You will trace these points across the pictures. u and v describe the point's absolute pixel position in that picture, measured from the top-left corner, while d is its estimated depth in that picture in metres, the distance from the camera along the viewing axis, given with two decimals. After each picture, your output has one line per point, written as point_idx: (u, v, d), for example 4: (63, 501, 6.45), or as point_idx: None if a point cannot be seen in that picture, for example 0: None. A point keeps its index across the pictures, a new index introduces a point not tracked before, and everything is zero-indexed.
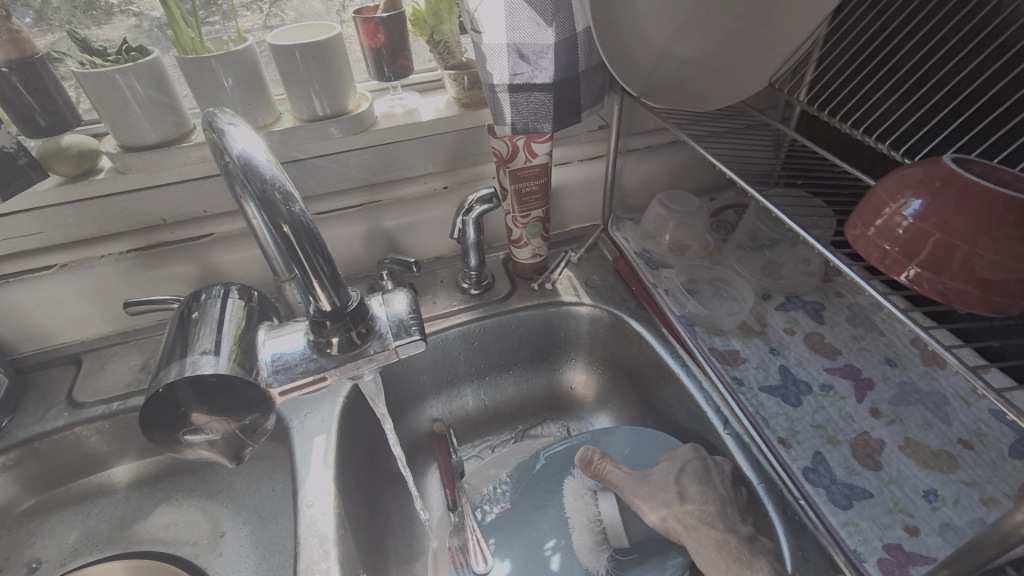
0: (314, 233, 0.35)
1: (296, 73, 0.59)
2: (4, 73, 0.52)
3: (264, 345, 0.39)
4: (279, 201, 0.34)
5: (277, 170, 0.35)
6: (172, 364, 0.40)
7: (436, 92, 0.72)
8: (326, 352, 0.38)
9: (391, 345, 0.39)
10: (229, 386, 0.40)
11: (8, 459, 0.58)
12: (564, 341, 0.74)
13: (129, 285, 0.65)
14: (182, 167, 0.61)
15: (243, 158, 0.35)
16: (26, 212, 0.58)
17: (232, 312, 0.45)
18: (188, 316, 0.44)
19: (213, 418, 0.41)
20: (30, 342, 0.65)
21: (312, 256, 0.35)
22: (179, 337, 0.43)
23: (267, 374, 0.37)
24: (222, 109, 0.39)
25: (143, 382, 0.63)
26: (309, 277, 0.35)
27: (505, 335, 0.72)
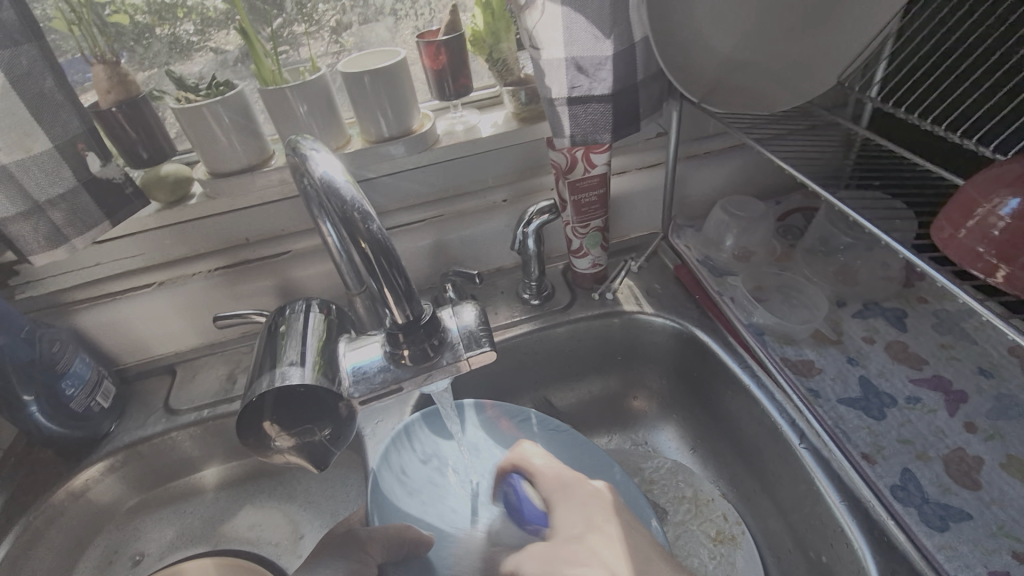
0: (389, 249, 0.36)
1: (364, 98, 0.62)
2: (113, 112, 0.58)
3: (345, 356, 0.40)
4: (358, 220, 0.36)
5: (354, 191, 0.37)
6: (264, 373, 0.44)
7: (494, 108, 0.74)
8: (401, 363, 0.39)
9: (462, 356, 0.39)
10: (311, 400, 0.45)
11: (116, 460, 0.64)
12: (626, 352, 0.74)
13: (218, 300, 0.70)
14: (263, 190, 0.65)
15: (325, 179, 0.37)
16: (131, 236, 0.64)
17: (313, 324, 0.48)
18: (276, 329, 0.48)
19: (302, 423, 0.45)
20: (132, 354, 0.72)
21: (386, 270, 0.36)
22: (269, 348, 0.46)
23: (348, 382, 0.39)
24: (304, 135, 0.42)
25: (230, 391, 0.68)
26: (385, 291, 0.37)
27: (568, 342, 0.72)
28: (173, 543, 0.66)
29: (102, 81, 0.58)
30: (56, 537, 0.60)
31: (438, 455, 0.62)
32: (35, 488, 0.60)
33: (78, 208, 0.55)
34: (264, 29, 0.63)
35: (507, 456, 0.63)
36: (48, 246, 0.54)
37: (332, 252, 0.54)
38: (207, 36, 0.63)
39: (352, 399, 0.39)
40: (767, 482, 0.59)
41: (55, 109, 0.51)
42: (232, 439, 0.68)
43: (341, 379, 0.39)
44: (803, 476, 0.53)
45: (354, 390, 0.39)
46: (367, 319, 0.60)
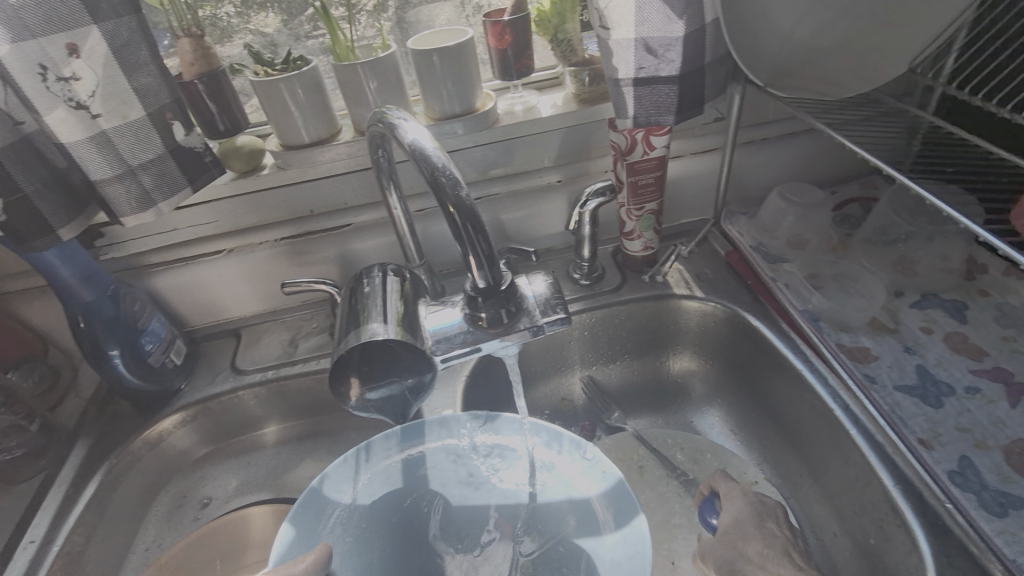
0: (475, 214, 0.38)
1: (431, 75, 0.64)
2: (196, 83, 0.62)
3: (425, 318, 0.42)
4: (446, 185, 0.37)
5: (442, 157, 0.39)
6: (352, 334, 0.47)
7: (553, 88, 0.75)
8: (480, 325, 0.41)
9: (541, 322, 0.41)
10: (392, 359, 0.52)
11: (188, 414, 0.68)
12: (676, 334, 0.75)
13: (284, 266, 0.74)
14: (331, 163, 0.68)
15: (414, 145, 0.40)
16: (207, 203, 0.67)
17: (387, 287, 0.51)
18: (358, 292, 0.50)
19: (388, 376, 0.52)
20: (200, 316, 0.76)
21: (472, 234, 0.38)
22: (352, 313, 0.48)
23: (431, 340, 0.42)
24: (391, 108, 0.45)
25: (292, 354, 0.71)
26: (469, 255, 0.38)
27: (617, 322, 0.74)
28: (238, 490, 0.69)
29: (188, 54, 0.61)
30: (136, 480, 0.64)
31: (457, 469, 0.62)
32: (116, 434, 0.65)
33: (165, 172, 0.58)
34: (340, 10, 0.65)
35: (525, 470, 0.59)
36: (138, 208, 0.57)
37: (397, 223, 0.62)
38: (246, 19, 0.65)
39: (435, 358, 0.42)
40: (817, 469, 0.60)
41: (147, 80, 0.55)
42: (293, 399, 0.71)
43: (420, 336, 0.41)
44: (857, 458, 0.53)
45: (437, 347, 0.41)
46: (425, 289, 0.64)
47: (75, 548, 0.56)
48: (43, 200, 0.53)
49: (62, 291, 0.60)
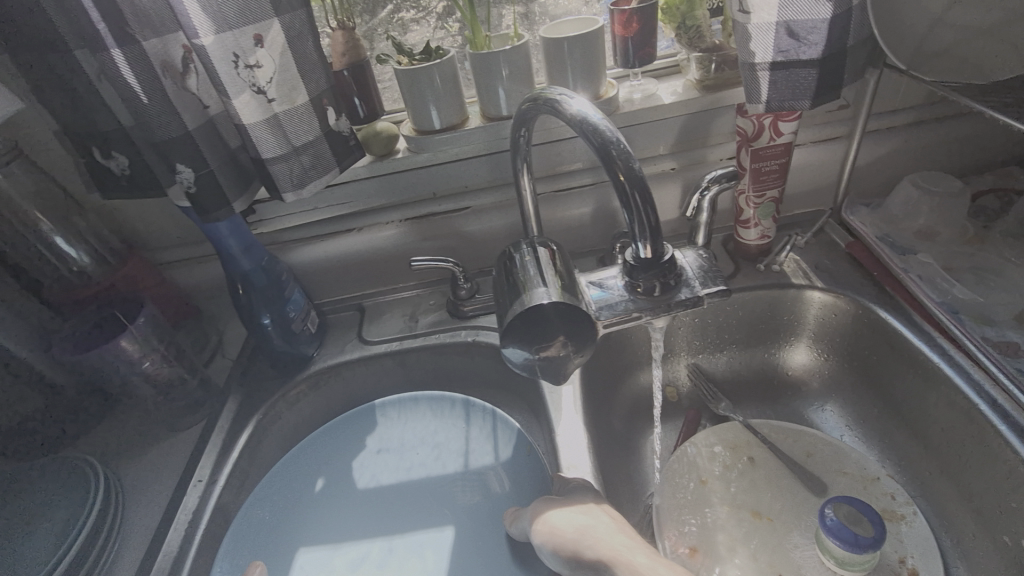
0: (645, 184, 0.39)
1: (560, 63, 0.66)
2: (345, 73, 0.67)
3: (587, 286, 0.45)
4: (616, 156, 0.39)
5: (612, 129, 0.41)
6: (514, 303, 0.43)
7: (672, 77, 0.76)
8: (640, 295, 0.42)
9: (702, 294, 0.41)
10: (541, 323, 0.42)
11: (322, 378, 0.74)
12: (791, 325, 0.73)
13: (406, 246, 0.78)
14: (460, 148, 0.71)
15: (581, 118, 0.42)
16: (344, 184, 0.72)
17: (542, 255, 0.47)
18: (510, 268, 0.47)
19: (540, 336, 0.43)
20: (327, 291, 0.82)
21: (640, 204, 0.39)
22: (507, 288, 0.45)
23: (592, 307, 0.43)
24: (550, 87, 0.48)
25: (414, 328, 0.76)
26: (635, 225, 0.40)
27: (729, 309, 0.74)
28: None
29: (341, 45, 0.66)
30: (278, 435, 0.70)
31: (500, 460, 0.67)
32: (261, 393, 0.71)
33: (320, 153, 0.63)
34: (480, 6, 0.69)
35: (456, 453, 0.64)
36: (297, 185, 0.63)
37: (524, 204, 0.64)
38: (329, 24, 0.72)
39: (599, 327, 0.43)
40: (954, 467, 0.58)
41: (311, 68, 0.60)
42: (413, 371, 0.76)
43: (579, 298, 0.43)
44: (1008, 456, 0.51)
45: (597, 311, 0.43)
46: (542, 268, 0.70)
47: (233, 492, 0.62)
48: (224, 176, 0.59)
49: (228, 260, 0.66)
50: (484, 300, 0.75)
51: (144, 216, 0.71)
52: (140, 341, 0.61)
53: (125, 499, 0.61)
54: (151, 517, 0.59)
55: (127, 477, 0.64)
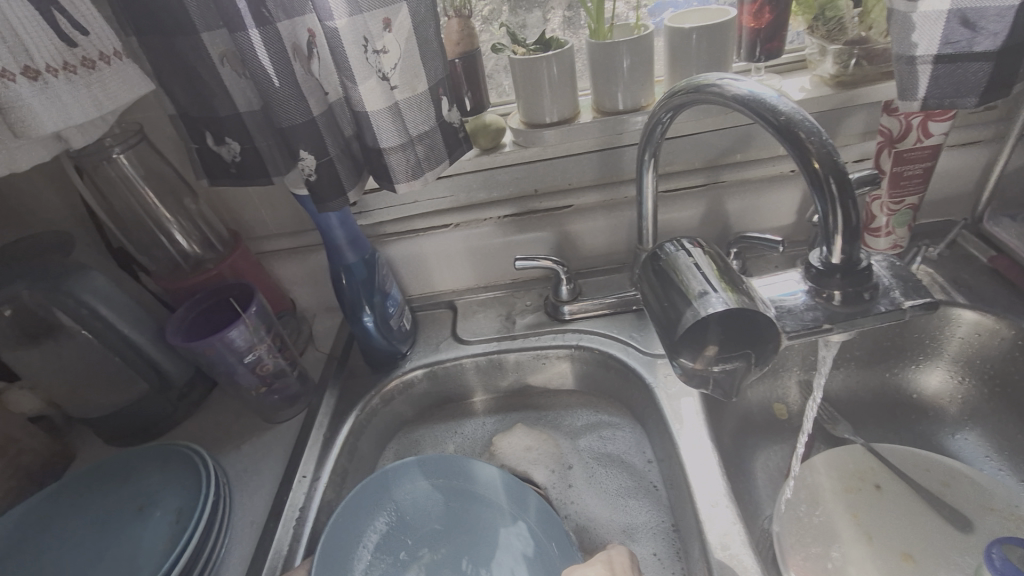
0: (843, 168, 0.35)
1: (685, 54, 0.62)
2: (456, 62, 0.65)
3: (761, 288, 0.41)
4: (804, 135, 0.36)
5: (796, 109, 0.37)
6: (678, 314, 0.40)
7: (795, 74, 0.71)
8: (829, 303, 0.38)
9: (905, 304, 0.36)
10: (709, 331, 0.40)
11: (416, 377, 0.72)
12: (933, 352, 0.67)
13: (503, 244, 0.75)
14: (569, 143, 0.68)
15: (753, 99, 0.39)
16: (448, 178, 0.70)
17: (697, 256, 0.43)
18: (660, 268, 0.44)
19: (707, 346, 0.40)
20: (418, 287, 0.80)
21: (837, 193, 0.35)
22: (665, 290, 0.42)
23: (769, 308, 0.38)
24: (700, 76, 0.44)
25: (511, 329, 0.73)
26: (829, 216, 0.36)
27: (866, 338, 0.69)
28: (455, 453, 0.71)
29: (456, 34, 0.64)
30: (371, 433, 0.68)
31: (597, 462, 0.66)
32: (357, 390, 0.69)
33: (433, 145, 0.60)
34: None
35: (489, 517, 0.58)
36: (412, 176, 0.59)
37: (642, 200, 0.61)
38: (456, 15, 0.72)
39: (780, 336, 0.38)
40: None
41: (432, 56, 0.58)
42: (509, 373, 0.73)
43: (751, 296, 0.39)
44: None
45: (775, 312, 0.38)
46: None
47: (333, 491, 0.60)
48: (340, 165, 0.57)
49: (333, 253, 0.65)
50: (585, 304, 0.72)
51: (249, 203, 0.70)
52: (251, 331, 0.60)
53: (231, 491, 0.61)
54: (257, 512, 0.58)
55: (230, 469, 0.63)
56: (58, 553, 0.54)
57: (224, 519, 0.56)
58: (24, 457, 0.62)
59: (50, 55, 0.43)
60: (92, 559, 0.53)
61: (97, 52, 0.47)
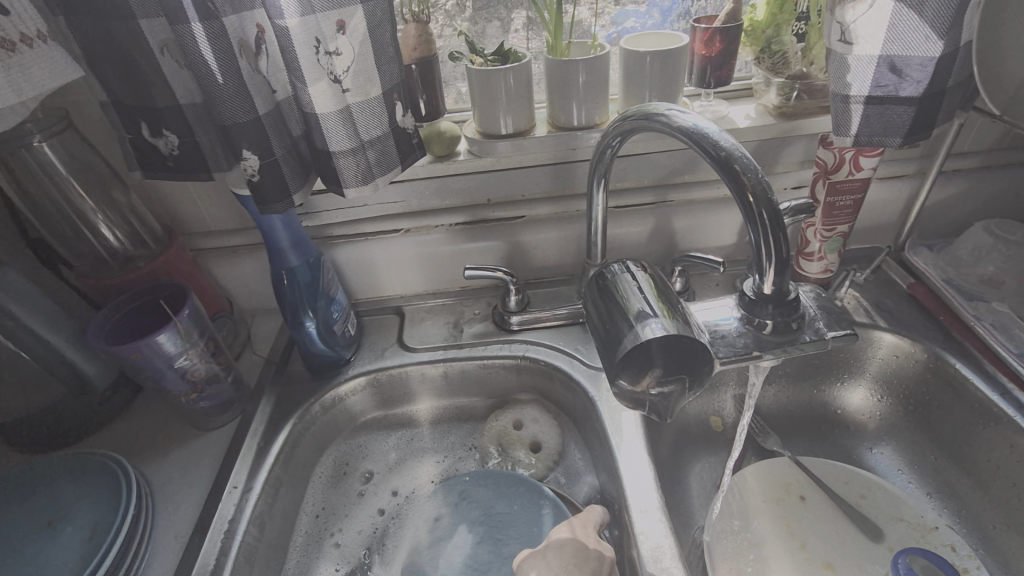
0: (774, 201, 0.37)
1: (640, 76, 0.64)
2: (413, 68, 0.64)
3: (698, 312, 0.42)
4: (739, 170, 0.37)
5: (732, 141, 0.39)
6: (621, 337, 0.41)
7: (741, 101, 0.74)
8: (760, 330, 0.40)
9: (828, 334, 0.39)
10: (650, 354, 0.41)
11: (360, 383, 0.70)
12: (857, 371, 0.72)
13: (454, 251, 0.75)
14: (524, 155, 0.68)
15: (695, 130, 0.40)
16: (400, 183, 0.69)
17: (641, 278, 0.44)
18: (605, 287, 0.45)
19: (651, 368, 0.42)
20: (366, 291, 0.78)
21: (768, 224, 0.37)
22: (607, 309, 0.43)
23: (704, 333, 0.40)
24: (649, 103, 0.46)
25: (458, 338, 0.73)
26: (760, 247, 0.37)
27: (796, 365, 0.72)
28: (397, 462, 0.70)
29: (413, 38, 0.63)
30: (310, 441, 0.67)
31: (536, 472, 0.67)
32: (296, 396, 0.67)
33: (385, 150, 0.59)
34: (567, 5, 0.69)
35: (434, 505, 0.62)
36: (362, 181, 0.58)
37: (592, 216, 0.62)
38: None
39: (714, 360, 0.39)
40: None
41: (387, 60, 0.56)
42: (455, 382, 0.73)
43: (688, 318, 0.41)
44: None
45: (708, 336, 0.40)
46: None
47: (267, 501, 0.58)
48: (286, 166, 0.55)
49: (275, 255, 0.62)
50: (533, 315, 0.73)
51: (186, 198, 0.66)
52: (182, 334, 0.57)
53: (153, 503, 0.57)
54: (181, 525, 0.56)
55: (154, 480, 0.60)
56: None
57: (143, 535, 0.53)
58: None
59: None
60: None
61: (17, 32, 0.43)
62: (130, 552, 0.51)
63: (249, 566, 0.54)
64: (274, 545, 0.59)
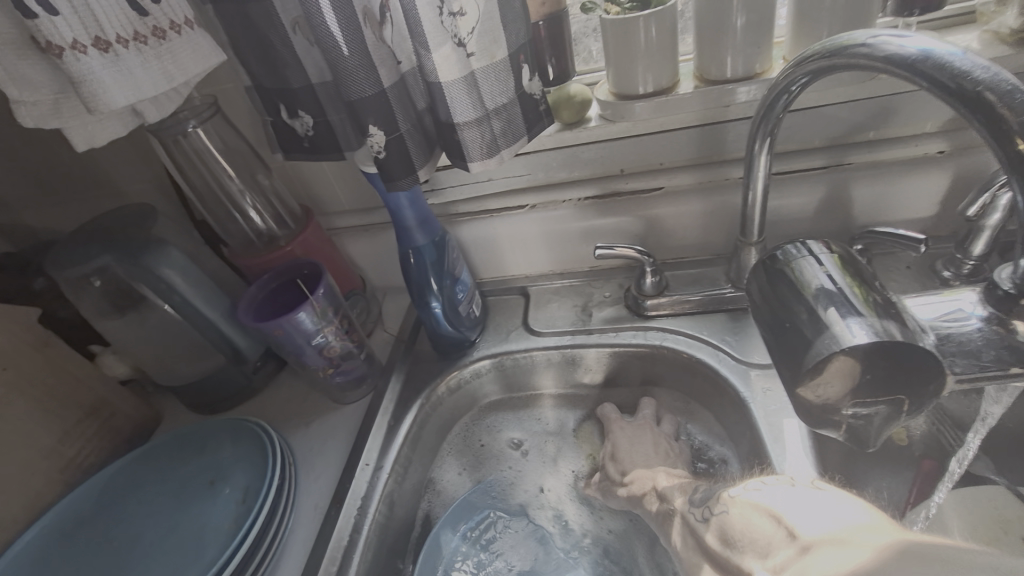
0: None
1: (818, 8, 0.51)
2: (540, 25, 0.58)
3: (916, 307, 0.35)
4: (1006, 111, 0.27)
5: (992, 71, 0.28)
6: (809, 343, 0.37)
7: (955, 30, 0.58)
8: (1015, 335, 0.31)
9: None
10: (847, 363, 0.37)
11: (484, 366, 0.68)
12: None
13: (583, 229, 0.69)
14: (665, 118, 0.60)
15: (928, 60, 0.30)
16: (526, 155, 0.64)
17: (831, 267, 0.39)
18: (781, 276, 0.41)
19: (848, 377, 0.37)
20: (490, 271, 0.75)
21: None
22: (786, 302, 0.39)
23: (927, 334, 0.33)
24: (845, 34, 0.36)
25: (587, 322, 0.67)
26: None
27: None
28: (527, 450, 0.67)
29: None
30: (436, 422, 0.66)
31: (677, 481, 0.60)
32: (423, 376, 0.67)
33: (512, 119, 0.54)
34: None
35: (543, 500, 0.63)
36: (488, 154, 0.54)
37: (751, 185, 0.52)
38: None
39: (946, 376, 0.33)
40: None
41: (513, 18, 0.51)
42: (583, 369, 0.68)
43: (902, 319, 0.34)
44: None
45: (934, 340, 0.33)
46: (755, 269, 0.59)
47: (397, 480, 0.59)
48: (412, 141, 0.53)
49: (403, 234, 0.62)
50: (671, 299, 0.64)
51: (322, 178, 0.68)
52: (319, 313, 0.58)
53: (296, 472, 0.61)
54: (321, 496, 0.58)
55: (297, 449, 0.63)
56: (141, 517, 0.56)
57: (288, 503, 0.55)
58: (116, 419, 0.65)
59: (121, 25, 0.42)
60: (166, 530, 0.54)
61: (167, 20, 0.45)
62: (276, 517, 0.53)
63: (380, 544, 0.55)
64: (403, 525, 0.59)
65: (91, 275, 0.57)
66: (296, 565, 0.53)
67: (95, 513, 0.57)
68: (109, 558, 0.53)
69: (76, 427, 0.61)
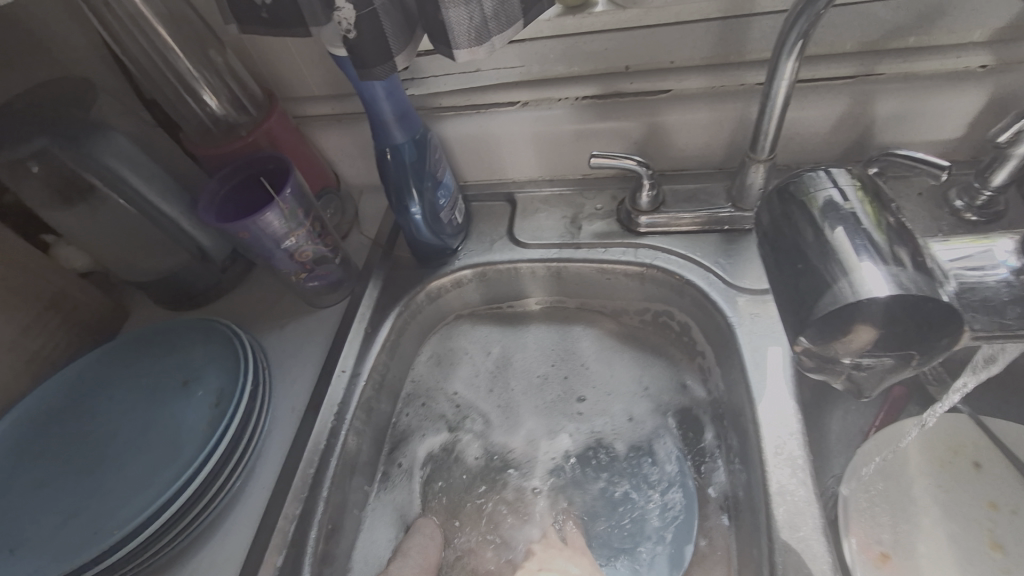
0: None
1: None
2: None
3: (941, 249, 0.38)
4: None
5: None
6: (820, 293, 0.37)
7: None
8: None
9: None
10: (862, 320, 0.37)
11: (465, 277, 0.65)
12: None
13: (578, 132, 0.62)
14: (683, 5, 0.51)
15: None
16: (520, 43, 0.56)
17: (850, 197, 0.40)
18: (797, 207, 0.41)
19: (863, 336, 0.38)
20: (476, 173, 0.69)
21: None
22: (801, 234, 0.39)
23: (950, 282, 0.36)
24: None
25: (576, 235, 0.64)
26: None
27: None
28: (496, 346, 0.67)
29: None
30: (415, 330, 0.65)
31: (647, 414, 0.61)
32: (402, 285, 0.64)
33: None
34: None
35: (501, 392, 0.64)
36: (476, 40, 0.46)
37: (773, 96, 0.46)
38: None
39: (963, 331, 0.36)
40: None
41: None
42: (568, 283, 0.66)
43: (932, 265, 0.37)
44: None
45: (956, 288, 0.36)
46: (758, 189, 0.55)
47: (374, 388, 0.59)
48: (388, 19, 0.45)
49: (379, 130, 0.55)
50: (667, 216, 0.61)
51: (287, 58, 0.59)
52: (287, 214, 0.54)
53: (273, 375, 0.59)
54: (297, 401, 0.57)
55: (273, 351, 0.62)
56: (114, 417, 0.55)
57: (263, 407, 0.55)
58: (80, 314, 0.63)
59: None
60: (141, 429, 0.54)
61: None
62: (252, 422, 0.53)
63: (359, 448, 0.56)
64: (381, 428, 0.60)
65: (29, 160, 0.51)
66: (274, 468, 0.54)
67: (65, 409, 0.56)
68: (85, 455, 0.53)
69: (36, 321, 0.58)
